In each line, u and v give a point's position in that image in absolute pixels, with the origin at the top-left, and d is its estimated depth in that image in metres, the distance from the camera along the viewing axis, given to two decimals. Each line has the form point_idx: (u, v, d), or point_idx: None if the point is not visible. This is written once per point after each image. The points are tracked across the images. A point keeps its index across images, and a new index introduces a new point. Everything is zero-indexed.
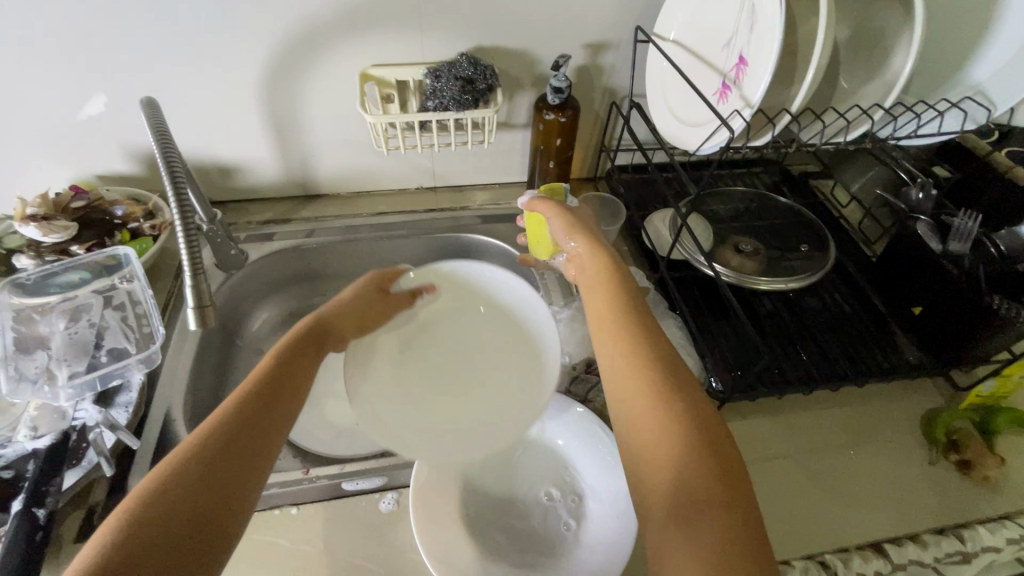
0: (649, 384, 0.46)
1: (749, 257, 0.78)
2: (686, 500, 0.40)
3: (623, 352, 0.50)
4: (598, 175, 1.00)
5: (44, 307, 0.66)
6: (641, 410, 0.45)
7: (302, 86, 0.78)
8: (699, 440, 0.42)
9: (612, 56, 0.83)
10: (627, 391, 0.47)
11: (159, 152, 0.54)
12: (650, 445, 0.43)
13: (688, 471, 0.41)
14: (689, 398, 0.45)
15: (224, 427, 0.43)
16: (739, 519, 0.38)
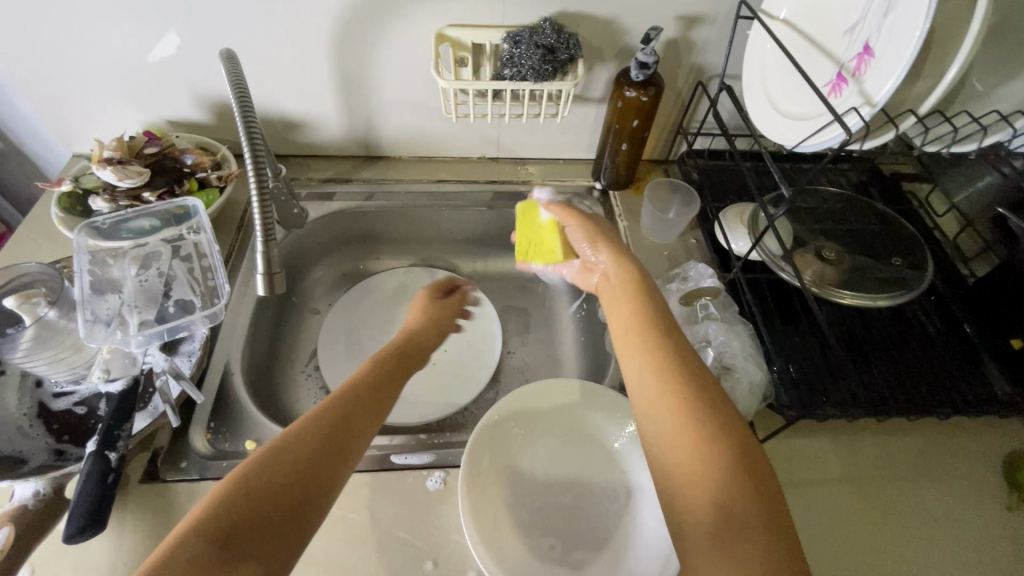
0: (682, 399, 0.44)
1: (833, 266, 0.71)
2: (727, 529, 0.37)
3: (653, 364, 0.47)
4: (670, 158, 0.94)
5: (118, 252, 0.67)
6: (674, 427, 0.43)
7: (376, 43, 0.75)
8: (739, 461, 0.40)
9: (706, 32, 0.76)
10: (658, 406, 0.45)
11: (238, 114, 0.53)
12: (686, 465, 0.41)
13: (726, 495, 0.38)
14: (724, 415, 0.43)
15: (323, 423, 0.47)
16: (786, 551, 0.36)
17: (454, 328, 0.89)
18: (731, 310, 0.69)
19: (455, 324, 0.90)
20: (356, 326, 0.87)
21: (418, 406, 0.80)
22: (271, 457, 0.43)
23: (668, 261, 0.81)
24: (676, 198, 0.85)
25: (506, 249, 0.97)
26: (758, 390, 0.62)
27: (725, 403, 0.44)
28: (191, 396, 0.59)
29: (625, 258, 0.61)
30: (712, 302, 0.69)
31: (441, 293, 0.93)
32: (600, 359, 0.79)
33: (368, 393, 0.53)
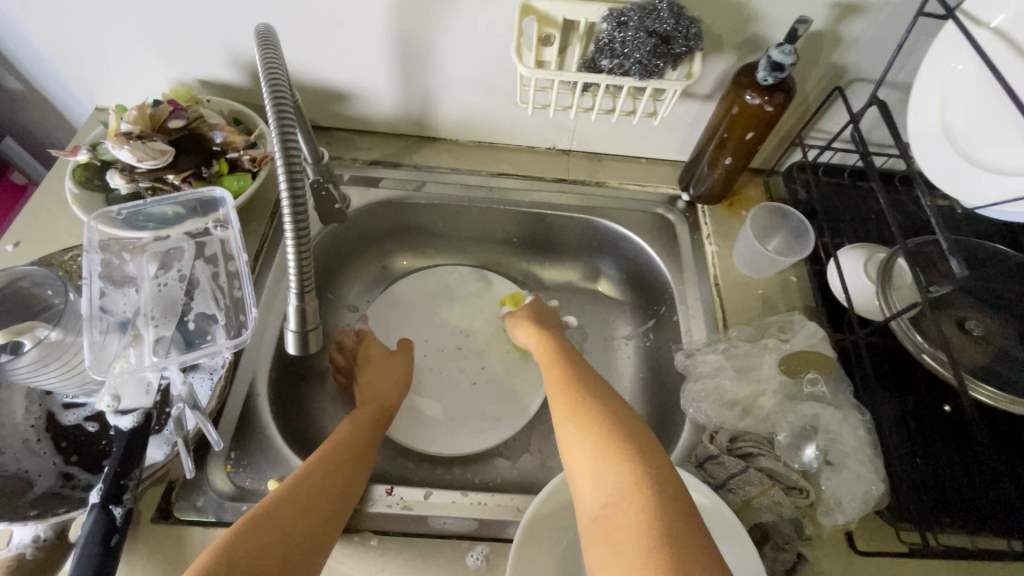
0: (585, 418, 0.50)
1: (979, 344, 0.56)
2: (614, 512, 0.42)
3: (564, 399, 0.55)
4: (776, 170, 0.79)
5: (136, 245, 0.58)
6: (575, 443, 0.49)
7: (444, 10, 0.61)
8: (630, 453, 0.45)
9: (864, 26, 0.59)
10: (565, 431, 0.51)
11: (276, 132, 0.42)
12: (582, 469, 0.47)
13: (620, 485, 0.43)
14: (621, 421, 0.50)
15: (314, 475, 0.49)
16: (666, 520, 0.40)
17: (502, 344, 0.80)
18: (843, 388, 0.57)
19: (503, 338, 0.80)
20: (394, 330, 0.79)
21: (456, 432, 0.72)
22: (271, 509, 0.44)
23: (763, 305, 0.68)
24: (784, 226, 0.72)
25: (567, 257, 0.85)
26: (872, 500, 0.51)
27: (622, 411, 0.51)
28: (207, 434, 0.51)
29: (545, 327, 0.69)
30: (823, 379, 0.58)
31: (488, 300, 0.83)
32: (667, 408, 0.69)
33: (356, 446, 0.55)
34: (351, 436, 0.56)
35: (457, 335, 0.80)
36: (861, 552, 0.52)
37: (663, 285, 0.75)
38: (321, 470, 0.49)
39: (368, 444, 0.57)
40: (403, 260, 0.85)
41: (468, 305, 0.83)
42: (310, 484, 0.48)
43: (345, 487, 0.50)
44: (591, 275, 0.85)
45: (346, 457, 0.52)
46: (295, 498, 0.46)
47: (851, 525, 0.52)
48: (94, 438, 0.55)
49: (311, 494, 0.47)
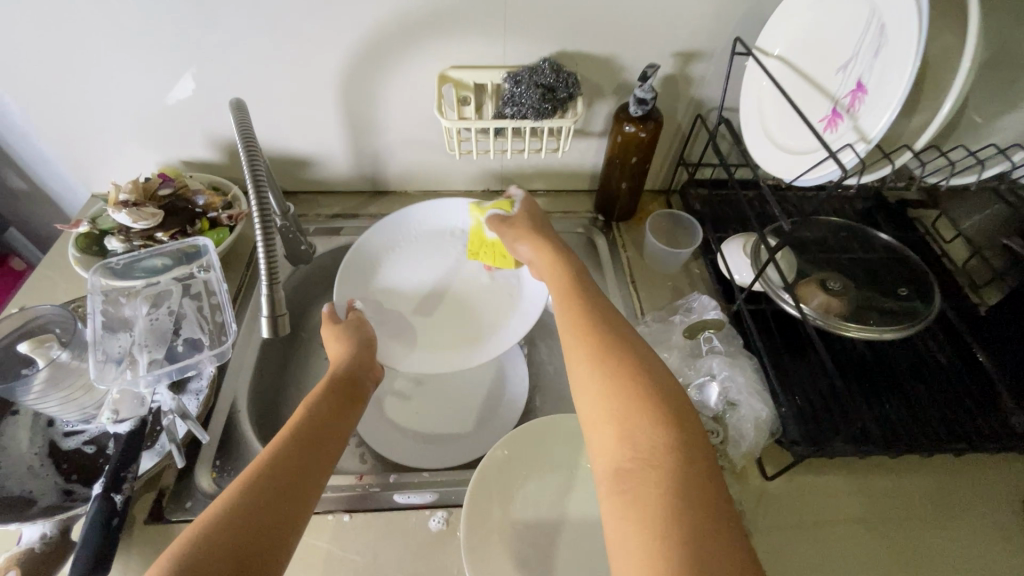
0: (613, 362, 0.48)
1: (837, 296, 0.70)
2: (641, 479, 0.40)
3: (587, 349, 0.50)
4: (672, 188, 0.95)
5: (131, 291, 0.69)
6: (599, 394, 0.46)
7: (380, 84, 0.77)
8: (660, 412, 0.44)
9: (703, 67, 0.77)
10: (591, 384, 0.48)
11: (247, 173, 0.55)
12: (604, 418, 0.45)
13: (643, 442, 0.42)
14: (659, 381, 0.47)
15: (262, 500, 0.41)
16: (686, 482, 0.40)
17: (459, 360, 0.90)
18: (735, 343, 0.69)
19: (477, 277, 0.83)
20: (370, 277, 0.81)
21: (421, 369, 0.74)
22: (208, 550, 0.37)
23: (672, 292, 0.81)
24: (679, 227, 0.87)
25: None
26: (764, 426, 0.61)
27: (650, 363, 0.49)
28: (196, 435, 0.60)
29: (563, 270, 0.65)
30: (716, 335, 0.69)
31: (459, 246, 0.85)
32: None
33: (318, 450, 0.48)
34: (310, 434, 0.49)
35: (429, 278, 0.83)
36: (768, 477, 0.62)
37: None
38: (270, 496, 0.42)
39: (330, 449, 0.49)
40: None
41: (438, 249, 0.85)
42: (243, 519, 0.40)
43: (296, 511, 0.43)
44: None
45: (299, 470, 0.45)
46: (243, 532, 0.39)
47: (756, 454, 0.62)
48: (90, 458, 0.61)
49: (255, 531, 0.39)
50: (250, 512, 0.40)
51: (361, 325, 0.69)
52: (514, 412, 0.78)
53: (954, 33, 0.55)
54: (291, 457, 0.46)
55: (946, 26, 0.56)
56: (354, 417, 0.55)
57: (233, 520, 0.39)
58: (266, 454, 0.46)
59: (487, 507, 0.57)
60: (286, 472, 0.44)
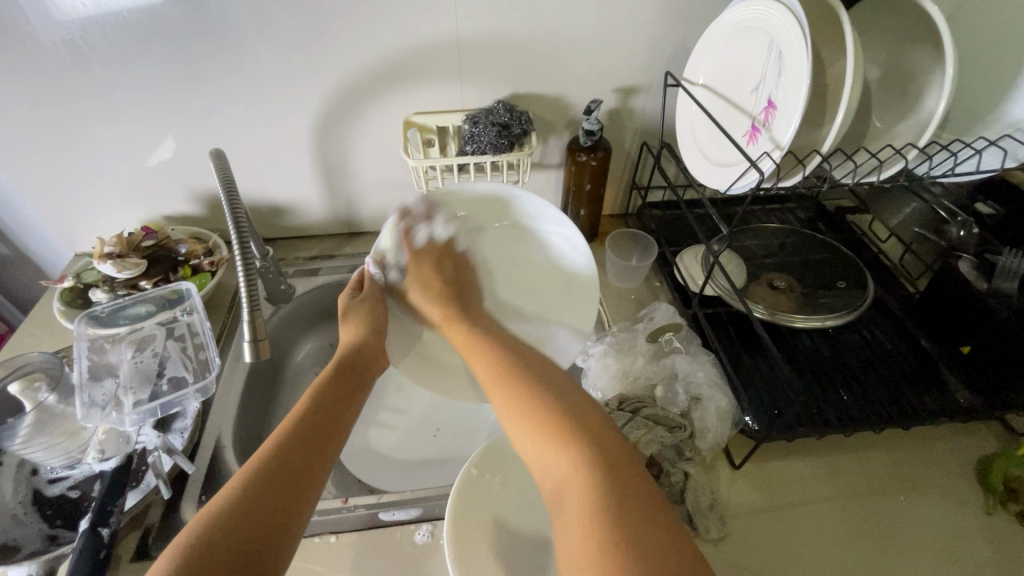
0: (525, 404, 0.49)
1: (784, 294, 0.76)
2: (567, 490, 0.41)
3: (505, 392, 0.52)
4: (630, 212, 1.02)
5: (115, 338, 0.72)
6: (519, 436, 0.48)
7: (352, 132, 0.84)
8: (567, 439, 0.45)
9: (643, 98, 0.85)
10: (512, 420, 0.50)
11: (227, 207, 0.60)
12: (528, 460, 0.47)
13: (561, 473, 0.43)
14: (570, 404, 0.49)
15: (261, 475, 0.44)
16: (606, 494, 0.40)
17: None
18: (694, 343, 0.74)
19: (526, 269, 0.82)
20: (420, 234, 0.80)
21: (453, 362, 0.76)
22: (211, 517, 0.40)
23: (635, 305, 0.86)
24: (635, 244, 0.93)
25: None
26: (726, 415, 0.65)
27: (557, 393, 0.50)
28: (183, 468, 0.62)
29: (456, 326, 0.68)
30: (676, 337, 0.74)
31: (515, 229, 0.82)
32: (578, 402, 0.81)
33: (324, 428, 0.51)
34: (315, 415, 0.52)
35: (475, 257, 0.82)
36: (738, 464, 0.65)
37: None
38: (271, 468, 0.45)
39: (336, 430, 0.52)
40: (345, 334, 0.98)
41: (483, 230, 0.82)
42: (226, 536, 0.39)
43: (300, 481, 0.46)
44: None
45: (303, 446, 0.48)
46: (245, 501, 0.42)
47: (722, 444, 0.65)
48: (75, 503, 0.61)
49: (237, 544, 0.39)
50: (236, 518, 0.41)
51: (371, 307, 0.70)
52: (495, 429, 0.81)
53: (843, 57, 0.65)
54: (280, 460, 0.46)
55: (837, 51, 0.66)
56: (360, 400, 0.58)
57: (230, 492, 0.42)
58: (278, 432, 0.49)
59: (477, 518, 0.59)
60: (288, 449, 0.47)
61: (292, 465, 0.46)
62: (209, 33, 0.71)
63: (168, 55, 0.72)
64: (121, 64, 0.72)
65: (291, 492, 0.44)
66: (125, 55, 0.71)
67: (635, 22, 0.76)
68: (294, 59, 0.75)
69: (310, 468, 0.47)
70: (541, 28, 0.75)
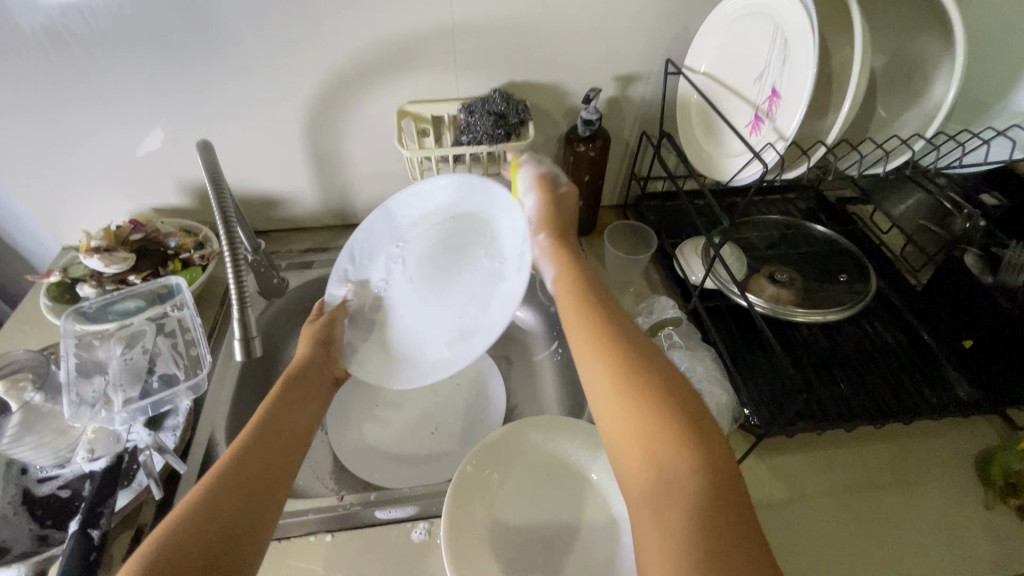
0: (627, 377, 0.44)
1: (785, 287, 0.75)
2: (662, 494, 0.38)
3: (599, 359, 0.47)
4: (628, 203, 1.01)
5: (104, 334, 0.70)
6: (618, 412, 0.43)
7: (345, 121, 0.82)
8: (689, 441, 0.39)
9: (643, 87, 0.83)
10: (605, 396, 0.45)
11: (214, 198, 0.58)
12: (624, 444, 0.42)
13: (665, 475, 0.39)
14: (683, 397, 0.43)
15: (227, 477, 0.46)
16: (722, 515, 0.36)
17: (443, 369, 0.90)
18: (694, 338, 0.73)
19: (461, 284, 0.73)
20: (386, 244, 0.81)
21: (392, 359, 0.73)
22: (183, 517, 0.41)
23: (634, 298, 0.85)
24: (634, 236, 0.91)
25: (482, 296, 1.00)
26: (726, 411, 0.64)
27: (669, 379, 0.44)
28: (175, 467, 0.61)
29: (580, 274, 0.59)
30: (675, 331, 0.73)
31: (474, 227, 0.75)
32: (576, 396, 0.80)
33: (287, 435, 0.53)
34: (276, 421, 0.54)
35: (432, 272, 0.76)
36: (737, 460, 0.65)
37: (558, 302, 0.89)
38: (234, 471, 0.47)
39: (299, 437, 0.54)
40: None
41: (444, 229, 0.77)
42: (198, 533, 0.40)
43: (267, 482, 0.47)
44: None
45: (267, 451, 0.50)
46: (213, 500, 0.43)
47: (722, 439, 0.65)
48: (64, 502, 0.59)
49: (210, 538, 0.41)
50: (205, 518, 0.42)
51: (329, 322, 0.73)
52: (492, 424, 0.80)
53: (849, 44, 0.64)
54: (242, 463, 0.48)
55: (843, 38, 0.64)
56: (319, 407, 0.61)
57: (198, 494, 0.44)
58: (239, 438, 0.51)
59: (474, 516, 0.58)
60: (251, 452, 0.49)
61: (257, 468, 0.48)
62: (195, 18, 0.68)
63: (154, 42, 0.69)
64: (105, 51, 0.69)
65: (257, 494, 0.46)
66: (109, 42, 0.69)
67: (636, 7, 0.73)
68: (284, 46, 0.72)
69: (275, 471, 0.49)
70: (539, 14, 0.73)
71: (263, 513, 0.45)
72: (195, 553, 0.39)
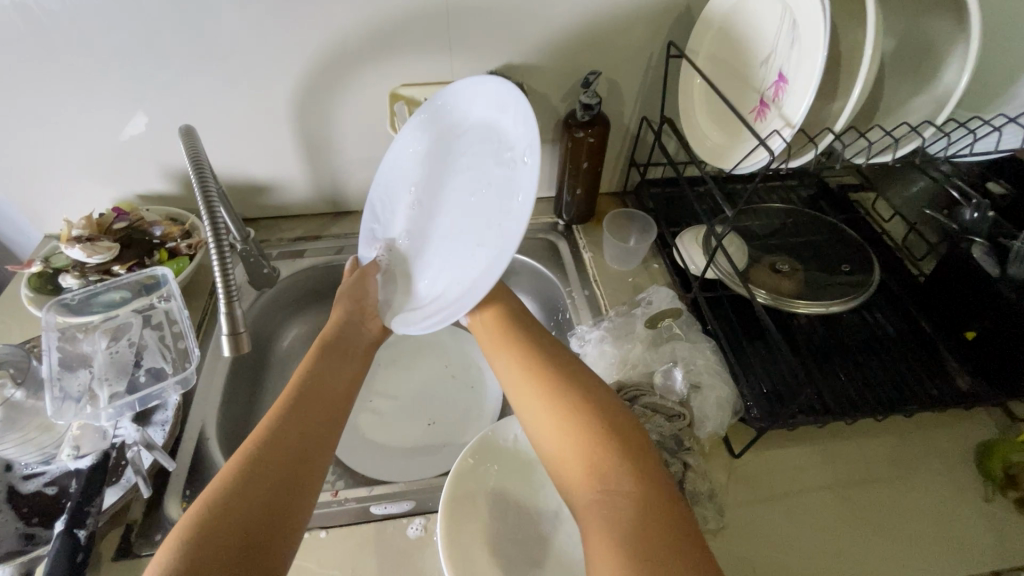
0: (563, 404, 0.50)
1: (787, 277, 0.74)
2: (608, 506, 0.42)
3: (540, 390, 0.52)
4: (627, 190, 0.99)
5: (88, 326, 0.69)
6: (560, 429, 0.49)
7: (335, 105, 0.79)
8: (626, 449, 0.45)
9: (644, 70, 0.80)
10: (546, 424, 0.50)
11: (196, 181, 0.56)
12: (567, 461, 0.47)
13: (609, 481, 0.43)
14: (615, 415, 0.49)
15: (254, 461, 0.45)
16: (661, 508, 0.41)
17: (440, 360, 0.88)
18: (694, 329, 0.72)
19: (487, 231, 0.60)
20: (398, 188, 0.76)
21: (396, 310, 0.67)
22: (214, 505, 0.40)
23: (633, 288, 0.84)
24: (634, 224, 0.90)
25: None
26: (727, 404, 0.63)
27: (607, 401, 0.50)
28: (163, 464, 0.59)
29: (507, 318, 0.64)
30: (676, 323, 0.73)
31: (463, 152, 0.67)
32: None
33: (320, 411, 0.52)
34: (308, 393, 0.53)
35: (450, 219, 0.67)
36: (737, 453, 0.64)
37: (556, 292, 0.87)
38: (264, 450, 0.46)
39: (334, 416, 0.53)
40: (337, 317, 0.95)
41: (443, 158, 0.70)
42: (239, 516, 0.40)
43: (303, 462, 0.46)
44: None
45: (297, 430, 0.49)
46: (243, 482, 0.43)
47: (723, 432, 0.64)
48: (52, 500, 0.57)
49: (241, 527, 0.40)
50: (235, 503, 0.41)
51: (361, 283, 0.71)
52: (488, 416, 0.79)
53: (860, 26, 0.61)
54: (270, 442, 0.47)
55: (853, 19, 0.62)
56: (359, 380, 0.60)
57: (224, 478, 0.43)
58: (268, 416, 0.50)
59: (471, 516, 0.57)
60: (280, 430, 0.48)
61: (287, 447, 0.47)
62: None
63: (133, 19, 0.66)
64: (81, 30, 0.66)
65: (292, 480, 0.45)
66: (85, 20, 0.65)
67: None
68: (270, 25, 0.69)
69: (309, 452, 0.47)
70: None
71: (299, 499, 0.44)
72: (222, 542, 0.38)
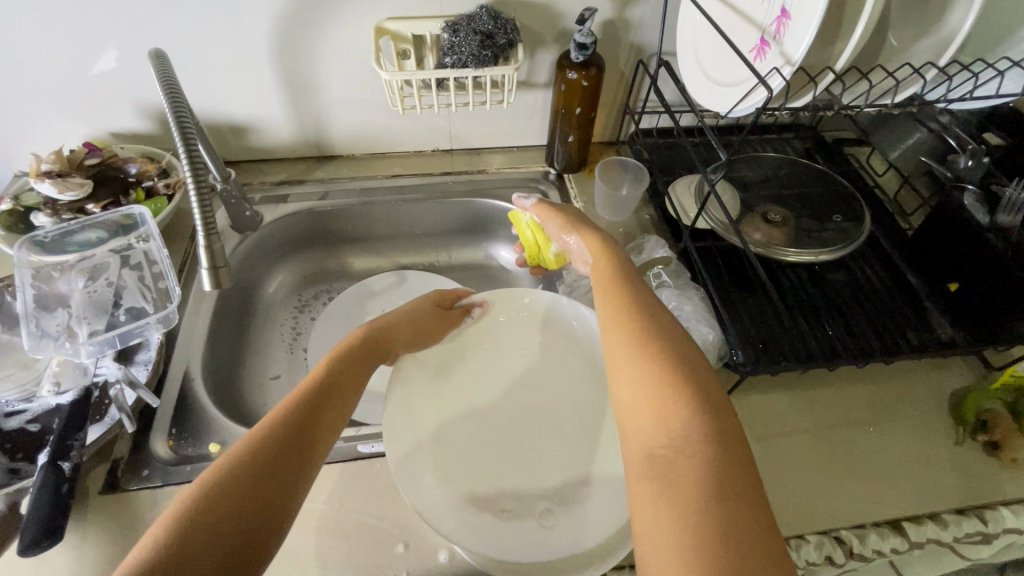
0: (647, 358, 0.43)
1: (777, 227, 0.73)
2: (668, 469, 0.37)
3: (623, 332, 0.47)
4: (620, 140, 0.96)
5: (64, 265, 0.66)
6: (640, 384, 0.43)
7: (317, 39, 0.75)
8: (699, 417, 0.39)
9: (642, 8, 0.77)
10: (627, 375, 0.44)
11: (171, 112, 0.54)
12: (639, 417, 0.41)
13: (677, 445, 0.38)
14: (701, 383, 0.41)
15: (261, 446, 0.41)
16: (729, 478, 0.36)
17: None
18: (682, 277, 0.72)
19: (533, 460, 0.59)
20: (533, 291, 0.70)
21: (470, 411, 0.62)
22: (212, 489, 0.37)
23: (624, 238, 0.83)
24: (626, 173, 0.88)
25: (472, 238, 0.96)
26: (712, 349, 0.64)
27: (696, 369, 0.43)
28: (148, 401, 0.59)
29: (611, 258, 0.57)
30: (664, 271, 0.73)
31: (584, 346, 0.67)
32: None
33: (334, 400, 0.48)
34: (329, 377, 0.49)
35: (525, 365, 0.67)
36: None
37: None
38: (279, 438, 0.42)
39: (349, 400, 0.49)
40: (357, 261, 0.94)
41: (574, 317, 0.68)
42: (222, 514, 0.36)
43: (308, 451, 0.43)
44: (491, 252, 0.96)
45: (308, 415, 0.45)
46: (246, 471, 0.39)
47: None
48: (34, 437, 0.56)
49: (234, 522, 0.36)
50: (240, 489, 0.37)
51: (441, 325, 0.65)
52: None
53: None
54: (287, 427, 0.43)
55: None
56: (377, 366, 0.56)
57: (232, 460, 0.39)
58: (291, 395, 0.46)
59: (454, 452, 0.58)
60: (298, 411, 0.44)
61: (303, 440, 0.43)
62: None
63: None
64: None
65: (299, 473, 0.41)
66: None
67: None
68: None
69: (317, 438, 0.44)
70: None
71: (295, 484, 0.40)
72: (205, 531, 0.35)
